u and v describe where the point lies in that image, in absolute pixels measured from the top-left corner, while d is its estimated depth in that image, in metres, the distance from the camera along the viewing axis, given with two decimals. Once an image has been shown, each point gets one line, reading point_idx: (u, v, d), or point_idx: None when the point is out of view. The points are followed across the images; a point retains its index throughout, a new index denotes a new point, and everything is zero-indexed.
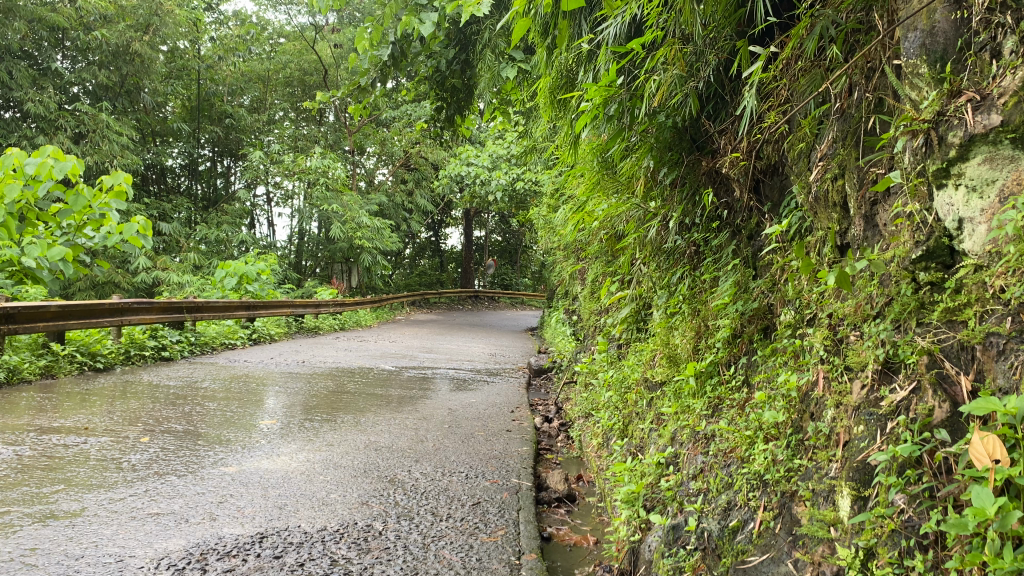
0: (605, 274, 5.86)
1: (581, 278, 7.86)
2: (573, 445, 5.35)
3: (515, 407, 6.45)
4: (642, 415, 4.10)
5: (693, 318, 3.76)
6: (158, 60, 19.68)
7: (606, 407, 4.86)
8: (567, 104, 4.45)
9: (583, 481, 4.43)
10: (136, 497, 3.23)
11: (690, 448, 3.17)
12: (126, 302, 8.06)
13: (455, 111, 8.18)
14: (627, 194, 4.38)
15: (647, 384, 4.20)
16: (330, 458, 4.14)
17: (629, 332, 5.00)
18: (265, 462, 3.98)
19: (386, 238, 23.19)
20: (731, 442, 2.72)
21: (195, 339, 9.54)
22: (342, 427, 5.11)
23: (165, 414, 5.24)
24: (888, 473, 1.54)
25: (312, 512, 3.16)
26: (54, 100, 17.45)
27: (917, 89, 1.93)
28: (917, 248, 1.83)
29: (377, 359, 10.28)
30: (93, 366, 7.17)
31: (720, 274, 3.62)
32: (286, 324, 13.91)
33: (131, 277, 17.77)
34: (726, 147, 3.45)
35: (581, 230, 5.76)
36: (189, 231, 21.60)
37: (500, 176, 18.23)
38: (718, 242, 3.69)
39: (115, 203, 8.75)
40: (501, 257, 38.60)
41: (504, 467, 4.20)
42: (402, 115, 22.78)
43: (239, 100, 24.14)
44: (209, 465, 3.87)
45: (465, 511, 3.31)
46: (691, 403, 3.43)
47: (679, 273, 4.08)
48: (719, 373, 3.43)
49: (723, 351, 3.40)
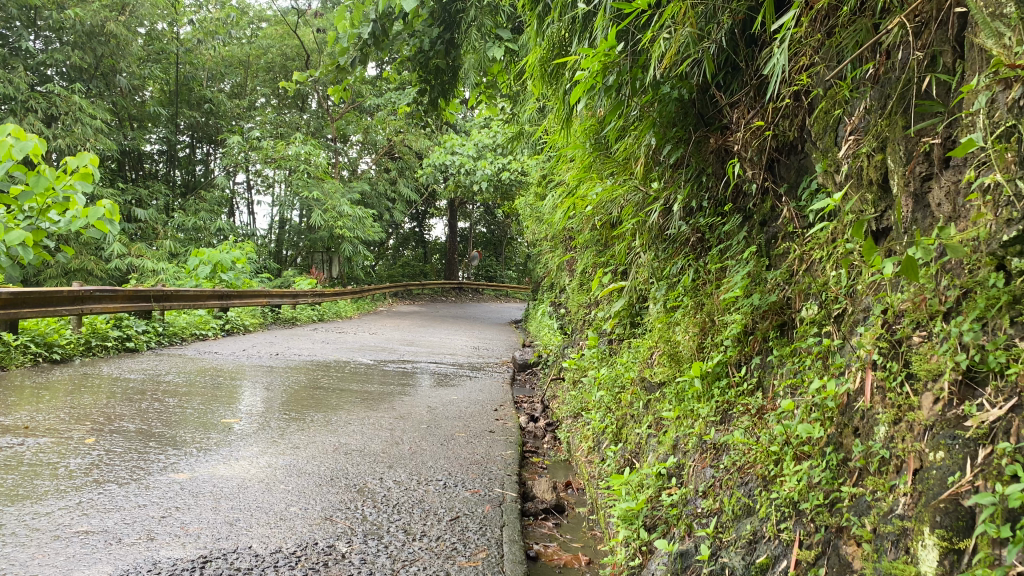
0: (596, 265, 5.50)
1: (569, 271, 7.48)
2: (560, 447, 4.99)
3: (498, 405, 6.07)
4: (638, 418, 3.74)
5: (697, 313, 3.39)
6: (134, 42, 19.09)
7: (597, 407, 4.50)
8: (558, 79, 4.06)
9: (572, 489, 4.05)
10: (64, 511, 2.81)
11: (697, 461, 2.82)
12: (87, 289, 7.59)
13: (438, 94, 7.60)
14: (624, 177, 4.01)
15: (643, 383, 3.83)
16: (295, 463, 3.75)
17: (623, 328, 4.62)
18: (221, 469, 3.57)
19: (368, 227, 22.68)
20: (749, 457, 2.37)
21: (162, 330, 9.08)
22: (311, 427, 4.72)
23: (118, 410, 4.82)
24: (994, 522, 1.20)
25: (266, 529, 2.77)
26: (25, 80, 16.89)
27: (1003, 32, 1.54)
28: (1009, 228, 1.44)
29: (355, 352, 9.87)
30: (49, 358, 6.72)
31: (730, 265, 3.25)
32: (262, 315, 13.44)
33: (104, 265, 17.32)
34: (739, 122, 3.13)
35: (572, 217, 5.37)
36: (167, 219, 21.06)
37: (485, 165, 17.85)
38: (727, 229, 3.33)
39: (80, 185, 8.25)
40: (485, 249, 38.24)
41: (487, 474, 3.82)
42: (385, 102, 22.26)
43: (219, 85, 23.55)
44: (157, 471, 3.46)
45: (442, 529, 2.93)
46: (696, 409, 3.08)
47: (680, 263, 3.71)
48: (727, 375, 3.08)
49: (733, 349, 3.04)
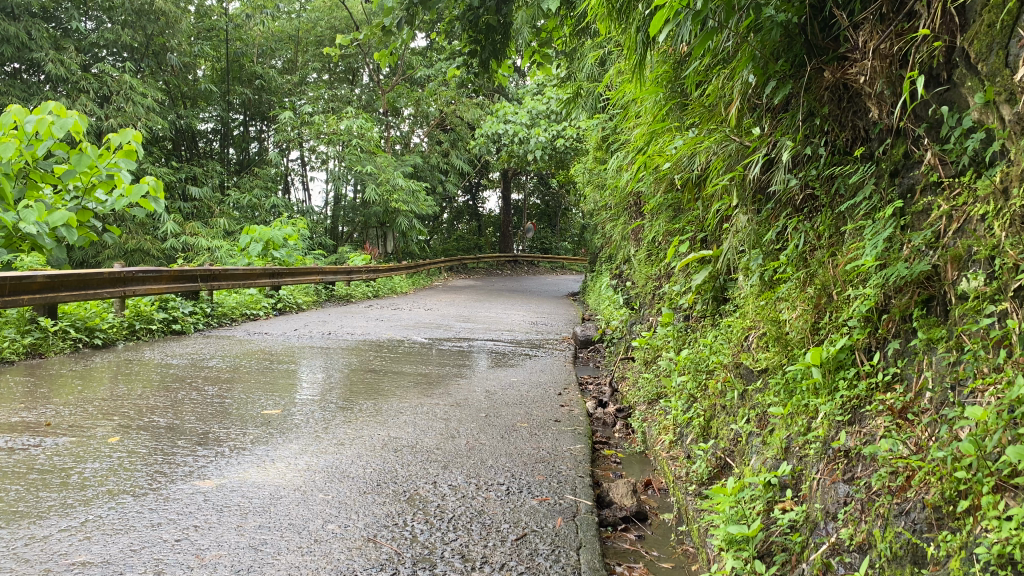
0: (669, 233, 4.91)
1: (636, 241, 6.86)
2: (634, 437, 4.47)
3: (563, 388, 5.56)
4: (732, 410, 3.20)
5: (808, 285, 2.82)
6: (183, 18, 18.88)
7: (678, 394, 3.95)
8: (630, 14, 3.49)
9: (654, 490, 3.52)
10: (64, 535, 2.40)
11: (824, 473, 2.27)
12: (129, 270, 7.30)
13: (490, 56, 6.61)
14: (712, 125, 3.43)
15: (737, 369, 3.26)
16: (338, 465, 3.30)
17: (706, 305, 4.04)
18: (252, 474, 3.14)
19: (422, 201, 22.26)
20: (912, 479, 1.81)
21: (210, 311, 8.79)
22: (358, 418, 4.28)
23: (152, 402, 4.46)
24: None
25: (297, 558, 2.31)
26: (76, 60, 16.88)
27: None
28: None
29: (409, 329, 9.43)
30: (91, 344, 6.46)
31: (852, 227, 2.66)
32: (315, 292, 13.16)
33: (160, 244, 17.36)
34: (866, 47, 2.54)
35: (641, 177, 4.76)
36: (221, 197, 21.04)
37: (540, 133, 17.22)
38: (846, 181, 2.74)
39: (124, 162, 7.92)
40: (540, 221, 37.59)
41: (556, 476, 3.30)
42: (436, 73, 21.77)
43: (271, 61, 23.34)
44: (181, 478, 3.03)
45: (507, 552, 2.44)
46: (813, 404, 2.52)
47: (781, 226, 3.12)
48: (853, 362, 2.50)
49: (860, 331, 2.46)
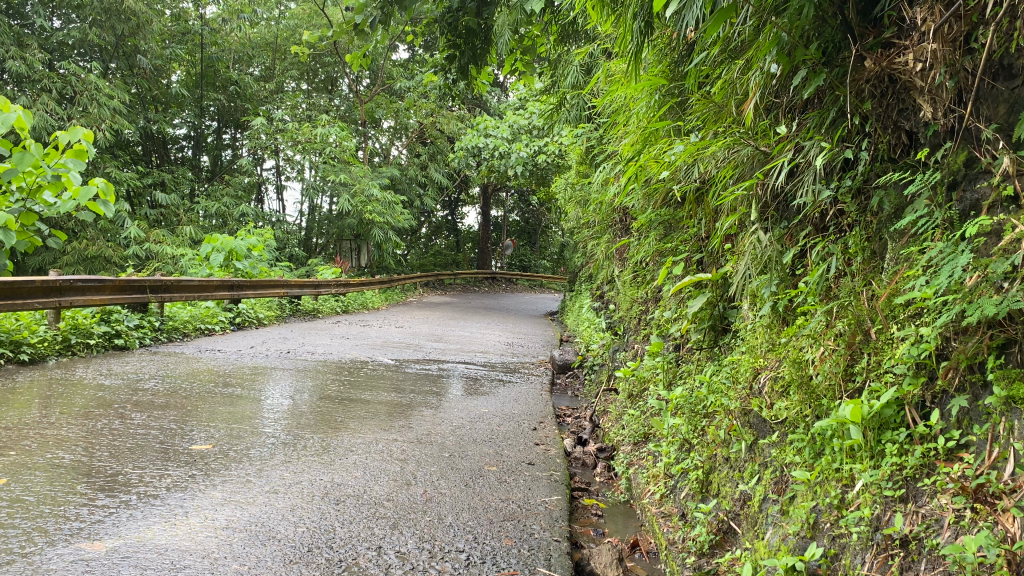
0: (659, 253, 4.39)
1: (620, 262, 6.35)
2: (618, 482, 3.93)
3: (539, 422, 5.02)
4: (740, 465, 2.69)
5: (838, 319, 2.31)
6: (154, 19, 18.21)
7: (671, 440, 3.42)
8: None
9: (642, 554, 2.98)
10: None
11: (873, 569, 1.77)
12: (66, 279, 6.67)
13: (469, 61, 5.98)
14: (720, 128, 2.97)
15: (746, 417, 2.77)
16: (263, 522, 2.73)
17: (702, 335, 3.54)
18: (158, 533, 2.57)
19: (398, 214, 21.69)
20: None
21: (159, 324, 8.17)
22: (302, 457, 3.71)
23: (64, 432, 3.87)
24: None
25: None
26: (38, 58, 16.15)
27: None
28: None
29: (376, 349, 8.86)
30: (15, 360, 5.84)
31: (899, 250, 2.16)
32: (280, 307, 12.52)
33: (123, 251, 16.64)
34: (922, 28, 2.06)
35: (630, 191, 4.26)
36: (190, 204, 20.31)
37: (521, 148, 16.79)
38: (891, 193, 2.24)
39: (73, 163, 7.19)
40: (519, 238, 37.14)
41: (527, 540, 2.75)
42: (416, 84, 21.32)
43: (247, 68, 22.71)
44: (64, 540, 2.45)
45: None
46: (851, 469, 2.01)
47: (801, 247, 2.65)
48: (900, 417, 1.99)
49: (911, 381, 1.95)
